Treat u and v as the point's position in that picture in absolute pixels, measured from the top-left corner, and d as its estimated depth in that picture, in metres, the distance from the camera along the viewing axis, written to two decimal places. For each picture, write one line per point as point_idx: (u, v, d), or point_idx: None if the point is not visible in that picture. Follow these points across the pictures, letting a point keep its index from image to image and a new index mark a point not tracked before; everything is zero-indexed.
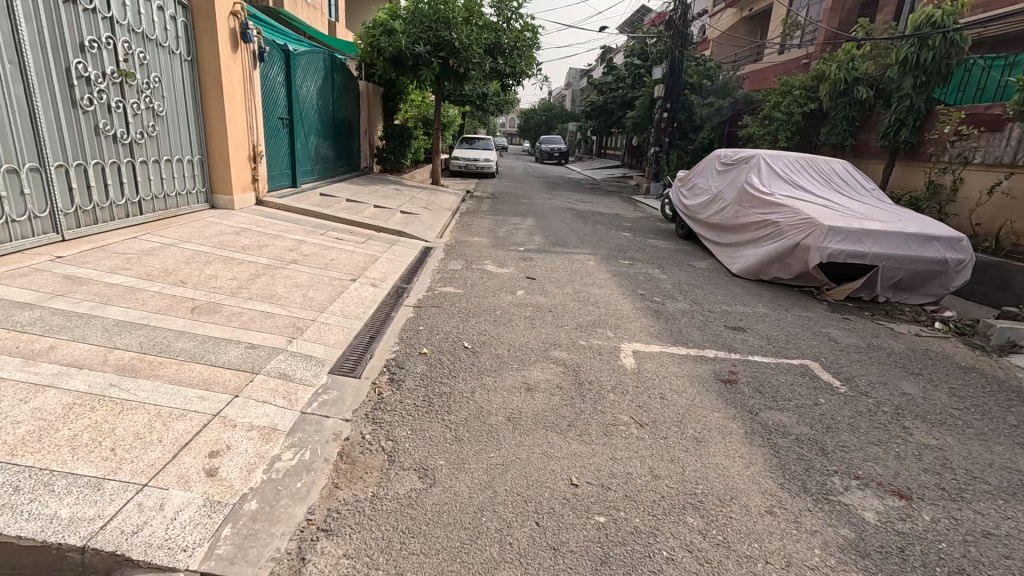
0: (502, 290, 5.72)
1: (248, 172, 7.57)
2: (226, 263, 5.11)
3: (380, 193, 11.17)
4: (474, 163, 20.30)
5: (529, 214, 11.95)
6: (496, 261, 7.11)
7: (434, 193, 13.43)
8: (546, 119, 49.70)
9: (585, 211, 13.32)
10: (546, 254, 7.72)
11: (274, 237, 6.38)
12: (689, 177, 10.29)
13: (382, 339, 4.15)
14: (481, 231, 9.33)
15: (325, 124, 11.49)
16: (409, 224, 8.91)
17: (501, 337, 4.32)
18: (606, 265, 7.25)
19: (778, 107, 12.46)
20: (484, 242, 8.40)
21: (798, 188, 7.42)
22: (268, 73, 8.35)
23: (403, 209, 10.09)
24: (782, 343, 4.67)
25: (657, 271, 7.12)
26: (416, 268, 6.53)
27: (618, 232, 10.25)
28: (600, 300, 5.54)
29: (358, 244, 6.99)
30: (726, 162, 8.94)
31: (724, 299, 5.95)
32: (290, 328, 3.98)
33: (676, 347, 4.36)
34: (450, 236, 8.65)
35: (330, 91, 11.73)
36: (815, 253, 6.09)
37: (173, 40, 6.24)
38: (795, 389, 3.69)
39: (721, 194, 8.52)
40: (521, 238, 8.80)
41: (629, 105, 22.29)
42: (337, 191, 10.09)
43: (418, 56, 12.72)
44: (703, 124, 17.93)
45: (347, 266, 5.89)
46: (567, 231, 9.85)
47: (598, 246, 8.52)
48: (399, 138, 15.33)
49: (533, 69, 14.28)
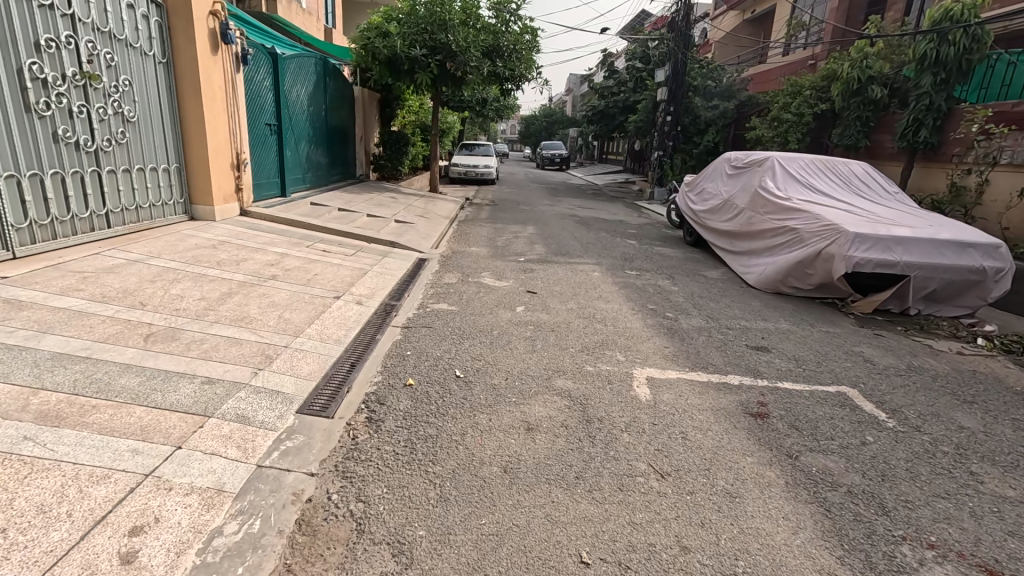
0: (501, 307, 5.25)
1: (231, 180, 7.14)
2: (196, 281, 4.65)
3: (374, 202, 10.72)
4: (474, 169, 19.89)
5: (530, 221, 11.49)
6: (495, 273, 6.65)
7: (431, 201, 12.99)
8: (546, 124, 49.39)
9: (588, 217, 12.86)
10: (548, 265, 7.24)
11: (255, 251, 5.93)
12: (697, 182, 9.83)
13: (363, 368, 3.67)
14: (479, 240, 8.87)
15: (317, 131, 11.09)
16: (402, 234, 8.45)
17: (498, 363, 3.85)
18: (612, 276, 6.76)
19: (787, 108, 12.00)
20: (482, 252, 7.93)
21: (817, 192, 6.95)
22: (253, 76, 7.93)
23: (398, 218, 9.64)
24: (813, 365, 4.17)
25: (667, 282, 6.63)
26: (408, 282, 6.06)
27: (623, 240, 9.77)
28: (608, 316, 5.05)
29: (347, 257, 6.54)
30: (737, 165, 8.47)
31: (742, 313, 5.46)
32: (257, 357, 3.50)
33: (695, 373, 3.87)
34: (447, 247, 8.20)
35: (323, 96, 11.34)
36: (839, 262, 5.60)
37: (146, 41, 5.83)
38: (837, 424, 3.19)
39: (733, 199, 8.05)
40: (520, 248, 8.33)
41: (631, 109, 21.89)
42: (329, 200, 9.66)
43: (414, 59, 12.32)
44: (708, 127, 17.50)
45: (331, 281, 5.42)
46: (569, 239, 9.38)
47: (603, 255, 8.04)
48: (396, 145, 14.93)
49: (533, 73, 13.85)
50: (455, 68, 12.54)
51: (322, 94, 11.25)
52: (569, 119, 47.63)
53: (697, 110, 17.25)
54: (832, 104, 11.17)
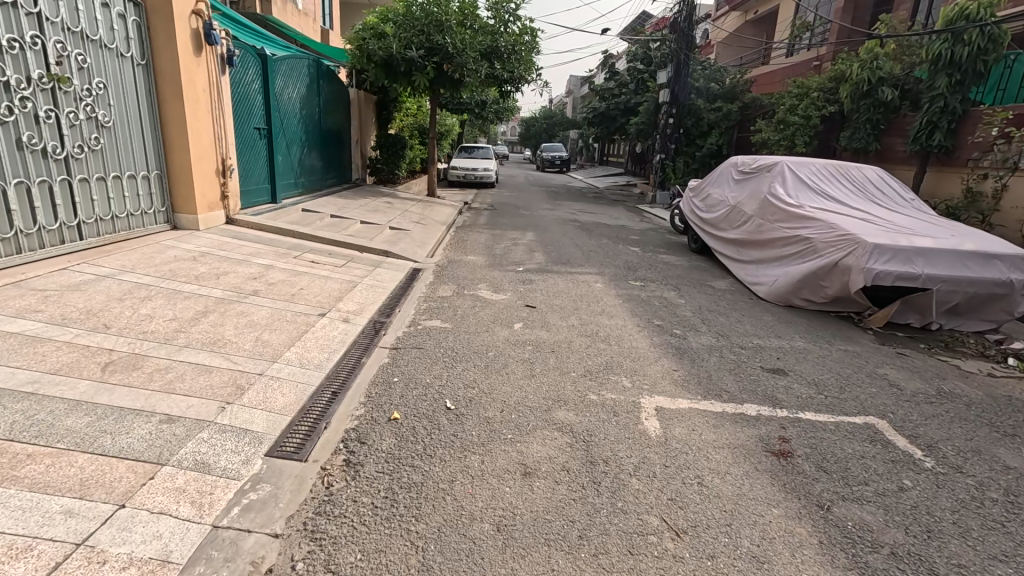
0: (497, 323, 4.94)
1: (216, 187, 6.82)
2: (170, 298, 4.34)
3: (369, 208, 10.41)
4: (473, 173, 19.58)
5: (530, 227, 11.17)
6: (492, 285, 6.33)
7: (428, 206, 12.68)
8: (547, 127, 49.13)
9: (589, 223, 12.54)
10: (548, 275, 6.92)
11: (238, 263, 5.61)
12: (702, 187, 9.50)
13: (345, 398, 3.35)
14: (476, 248, 8.56)
15: (310, 134, 10.78)
16: (397, 242, 8.14)
17: (493, 391, 3.52)
18: (615, 287, 6.44)
19: (793, 110, 11.70)
20: (480, 261, 7.62)
21: (830, 199, 6.62)
22: (241, 78, 7.62)
23: (393, 225, 9.33)
24: (835, 390, 3.84)
25: (673, 294, 6.31)
26: (400, 295, 5.74)
27: (625, 247, 9.45)
28: (611, 334, 4.73)
29: (337, 268, 6.22)
30: (745, 170, 8.15)
31: (754, 330, 5.13)
32: (227, 387, 3.18)
33: (709, 402, 3.54)
34: (443, 255, 7.88)
35: (317, 98, 11.04)
36: (857, 274, 5.27)
37: (122, 41, 5.53)
38: (869, 465, 2.87)
39: (740, 205, 7.73)
40: (519, 256, 8.01)
41: (632, 111, 21.60)
42: (322, 206, 9.34)
43: (410, 61, 12.03)
44: (711, 130, 17.19)
45: (318, 296, 5.11)
46: (570, 247, 9.06)
47: (605, 264, 7.71)
48: (393, 148, 14.64)
49: (531, 75, 13.52)
50: (453, 69, 12.22)
51: (315, 97, 10.95)
52: (570, 121, 47.38)
53: (700, 112, 16.95)
54: (840, 106, 10.87)
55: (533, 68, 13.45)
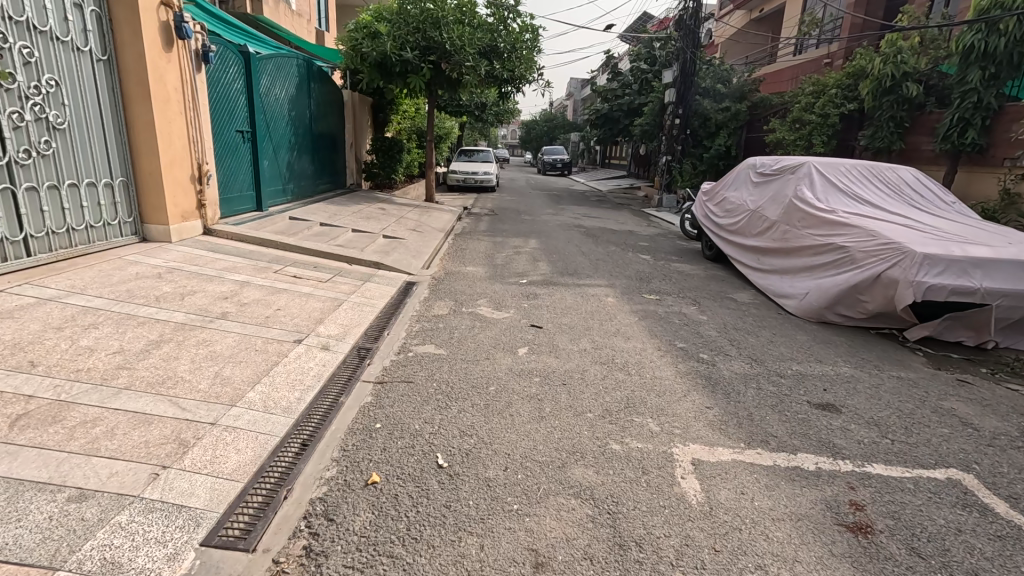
0: (500, 348, 4.34)
1: (191, 196, 6.25)
2: (120, 325, 3.75)
3: (362, 215, 9.84)
4: (473, 177, 19.02)
5: (532, 234, 10.58)
6: (494, 300, 5.74)
7: (426, 212, 12.11)
8: (547, 129, 48.58)
9: (594, 228, 11.95)
10: (555, 288, 6.34)
11: (209, 280, 5.03)
12: (717, 190, 8.90)
13: (314, 453, 2.75)
14: (476, 258, 7.96)
15: (301, 138, 10.21)
16: (390, 253, 7.55)
17: (494, 441, 2.92)
18: (629, 302, 5.85)
19: (808, 108, 11.12)
20: (480, 273, 7.03)
21: (864, 203, 6.03)
22: (220, 77, 7.05)
23: (387, 233, 8.75)
24: (900, 433, 3.24)
25: (693, 310, 5.71)
26: (390, 314, 5.16)
27: (635, 255, 8.84)
28: (630, 362, 4.14)
29: (320, 284, 5.63)
30: (765, 172, 7.56)
31: (791, 353, 4.54)
32: (167, 445, 2.58)
33: (755, 451, 2.94)
34: (440, 266, 7.29)
35: (307, 100, 10.48)
36: (906, 289, 4.67)
37: (78, 34, 4.97)
38: (973, 546, 2.25)
39: (761, 210, 7.16)
40: (523, 266, 7.46)
41: (636, 112, 21.03)
42: (311, 214, 8.76)
43: (405, 61, 11.49)
44: (719, 130, 16.59)
45: (297, 318, 4.52)
46: (576, 255, 8.47)
47: (617, 275, 7.12)
48: (389, 152, 14.06)
49: (532, 75, 12.95)
50: (450, 69, 11.64)
51: (306, 99, 10.42)
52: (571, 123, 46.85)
53: (707, 112, 16.37)
54: (859, 103, 10.27)
55: (534, 68, 12.89)
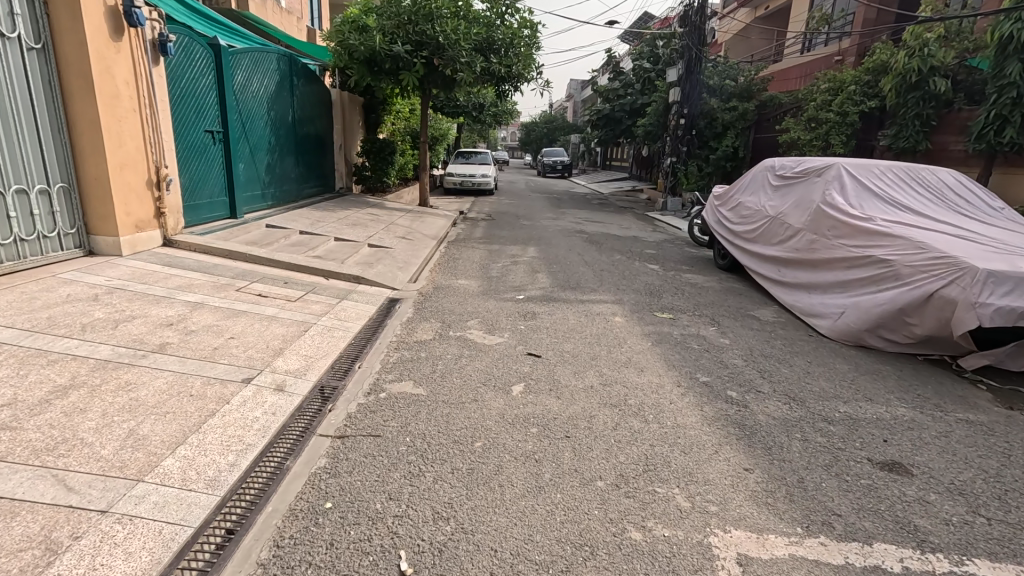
0: (490, 384, 3.66)
1: (147, 203, 5.57)
2: (26, 365, 3.08)
3: (348, 221, 9.17)
4: (470, 179, 18.37)
5: (531, 241, 9.91)
6: (487, 321, 5.07)
7: (419, 217, 11.45)
8: (547, 131, 47.95)
9: (596, 234, 11.28)
10: (556, 305, 5.67)
11: (155, 302, 4.35)
12: (731, 194, 8.22)
13: (235, 554, 2.06)
14: (470, 269, 7.30)
15: (283, 139, 9.54)
16: (375, 264, 6.87)
17: (477, 530, 2.24)
18: (639, 323, 5.18)
19: (824, 107, 10.46)
20: (473, 287, 6.37)
21: (905, 210, 5.36)
22: (183, 71, 6.37)
23: (373, 241, 8.07)
24: (995, 506, 2.55)
25: (713, 332, 5.02)
26: (366, 339, 4.48)
27: (642, 265, 8.17)
28: (647, 404, 3.46)
29: (289, 303, 4.96)
30: (786, 174, 6.88)
31: (833, 389, 3.85)
32: (28, 552, 1.90)
33: (818, 541, 2.25)
34: (429, 279, 6.62)
35: (290, 99, 9.80)
36: (966, 312, 4.00)
37: (3, 18, 4.31)
38: None
39: (783, 217, 6.49)
40: (520, 279, 6.79)
41: (638, 113, 20.39)
42: (291, 221, 8.09)
43: (396, 56, 10.82)
44: (726, 131, 15.93)
45: (252, 349, 3.84)
46: (579, 265, 7.80)
47: (624, 288, 6.44)
48: (381, 153, 13.31)
49: (530, 73, 12.31)
50: (444, 65, 11.00)
51: (289, 97, 9.76)
52: (571, 125, 46.26)
53: (714, 112, 15.71)
54: (880, 101, 9.61)
55: (533, 66, 12.24)
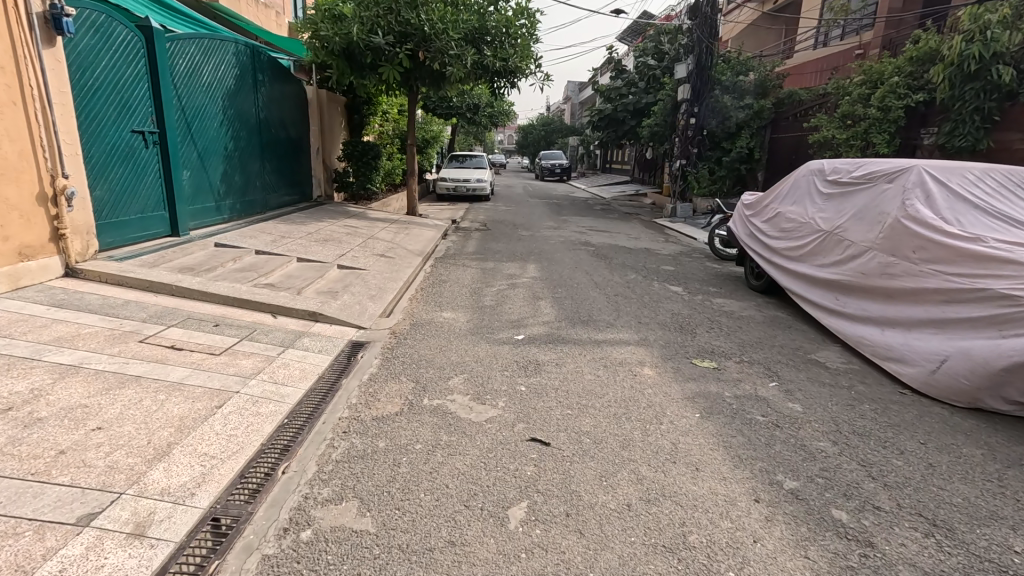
0: (477, 507, 2.43)
1: (39, 222, 4.34)
2: None
3: (319, 237, 7.92)
4: (465, 185, 17.23)
5: (532, 256, 8.69)
6: (475, 378, 3.84)
7: (404, 229, 10.22)
8: (545, 134, 46.72)
9: (604, 246, 10.07)
10: (565, 351, 4.44)
11: (6, 368, 3.09)
12: (767, 203, 7.00)
13: None
14: (458, 297, 6.07)
15: (245, 142, 8.29)
16: (341, 292, 5.62)
17: None
18: (676, 379, 3.95)
19: (859, 102, 9.28)
20: (460, 322, 5.13)
21: (1017, 229, 4.17)
22: (97, 57, 5.12)
23: (344, 261, 6.83)
24: None
25: (775, 393, 3.79)
26: (308, 416, 3.23)
27: (663, 287, 6.94)
28: (719, 547, 2.22)
29: (211, 358, 3.71)
30: (842, 179, 5.67)
31: (983, 501, 2.61)
32: None
33: None
34: (407, 312, 5.39)
35: (254, 96, 8.55)
36: None
37: None
38: None
39: (842, 232, 5.28)
40: (519, 311, 5.56)
41: (643, 113, 19.19)
42: (248, 239, 6.84)
43: (377, 48, 9.61)
44: (739, 131, 14.75)
45: (121, 448, 2.58)
46: (588, 289, 6.57)
47: (647, 324, 5.23)
48: (363, 157, 12.00)
49: (527, 67, 11.05)
50: (431, 58, 9.82)
51: (253, 95, 8.52)
52: (570, 127, 45.12)
53: (727, 110, 14.47)
54: (928, 94, 8.43)
55: (530, 58, 10.98)
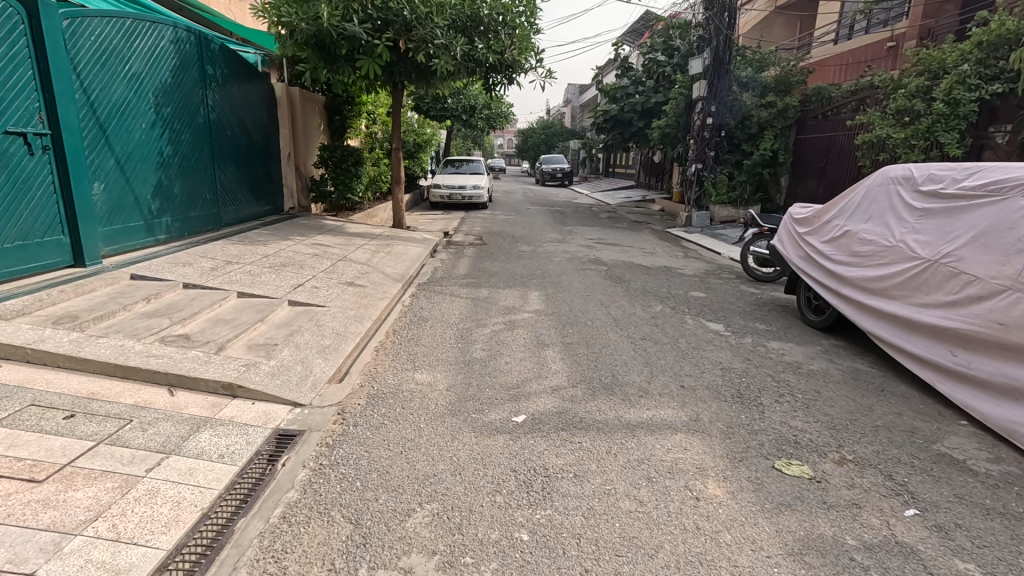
0: None
1: None
2: None
3: (275, 261, 6.52)
4: (460, 192, 15.89)
5: (534, 280, 7.30)
6: (451, 515, 2.44)
7: (386, 246, 8.84)
8: (546, 137, 45.40)
9: (617, 265, 8.68)
10: (586, 449, 3.03)
11: None
12: (829, 217, 5.58)
13: None
14: (439, 345, 4.69)
15: (192, 147, 6.91)
16: (281, 343, 4.24)
17: None
18: (764, 510, 2.53)
19: (916, 95, 7.90)
20: (437, 390, 3.74)
21: None
22: None
23: (299, 295, 5.43)
24: None
25: (927, 540, 2.37)
26: None
27: (699, 324, 5.53)
28: None
29: (23, 490, 2.30)
30: (949, 190, 4.25)
31: None
32: None
33: None
34: (367, 375, 4.00)
35: (203, 92, 7.16)
36: None
37: None
38: None
39: (959, 263, 3.89)
40: (519, 369, 4.17)
41: (651, 113, 17.81)
42: (178, 270, 5.43)
43: (351, 37, 8.31)
44: (761, 132, 13.37)
45: None
46: (607, 330, 5.17)
47: (695, 393, 3.82)
48: (342, 164, 10.60)
49: (526, 60, 9.71)
50: (414, 49, 8.50)
51: (202, 89, 7.14)
52: (571, 129, 43.83)
53: (747, 109, 13.10)
54: (1008, 85, 7.02)
55: (530, 51, 9.65)
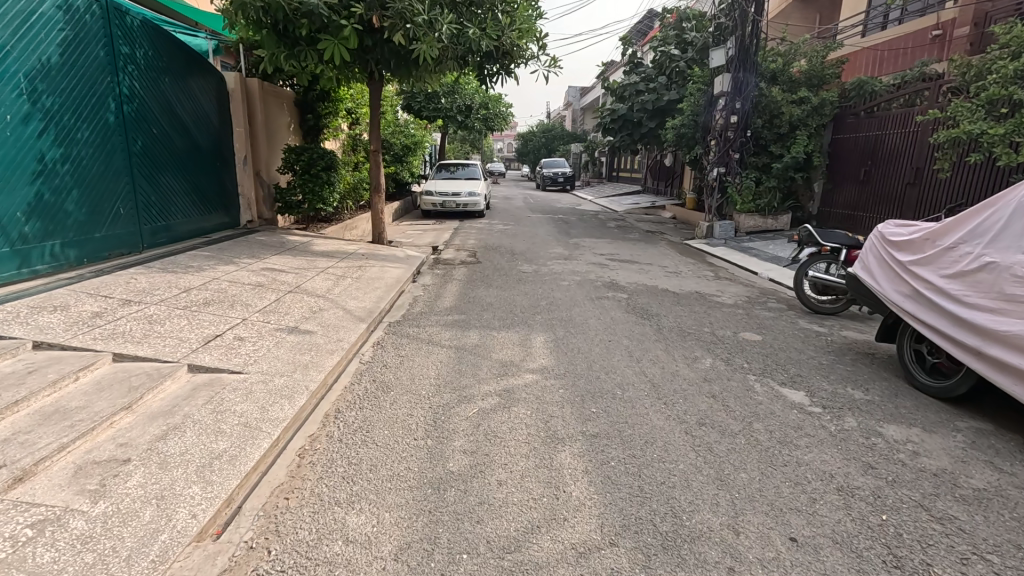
0: None
1: None
2: None
3: (197, 297, 4.95)
4: (454, 200, 14.35)
5: (538, 316, 5.72)
6: None
7: (358, 268, 7.28)
8: (546, 140, 43.85)
9: (639, 292, 7.09)
10: None
11: None
12: (951, 240, 4.01)
13: None
14: (399, 442, 3.11)
15: (99, 149, 5.39)
16: (142, 455, 2.66)
17: None
18: None
19: (1010, 82, 6.36)
20: (377, 566, 2.15)
21: None
22: None
23: (209, 355, 3.85)
24: None
25: None
26: None
27: (772, 393, 3.92)
28: None
29: None
30: None
31: None
32: None
33: None
34: (267, 522, 2.42)
35: (115, 79, 5.63)
36: None
37: None
38: None
39: None
40: (519, 502, 2.58)
41: (662, 112, 16.26)
42: (36, 320, 3.84)
43: (314, 14, 6.78)
44: (792, 130, 11.80)
45: None
46: (644, 408, 3.58)
47: (824, 563, 2.21)
48: (310, 169, 9.01)
49: (528, 45, 8.23)
50: (390, 27, 6.96)
51: (114, 76, 5.62)
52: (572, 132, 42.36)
53: (777, 105, 11.54)
54: None
55: (533, 35, 8.20)
